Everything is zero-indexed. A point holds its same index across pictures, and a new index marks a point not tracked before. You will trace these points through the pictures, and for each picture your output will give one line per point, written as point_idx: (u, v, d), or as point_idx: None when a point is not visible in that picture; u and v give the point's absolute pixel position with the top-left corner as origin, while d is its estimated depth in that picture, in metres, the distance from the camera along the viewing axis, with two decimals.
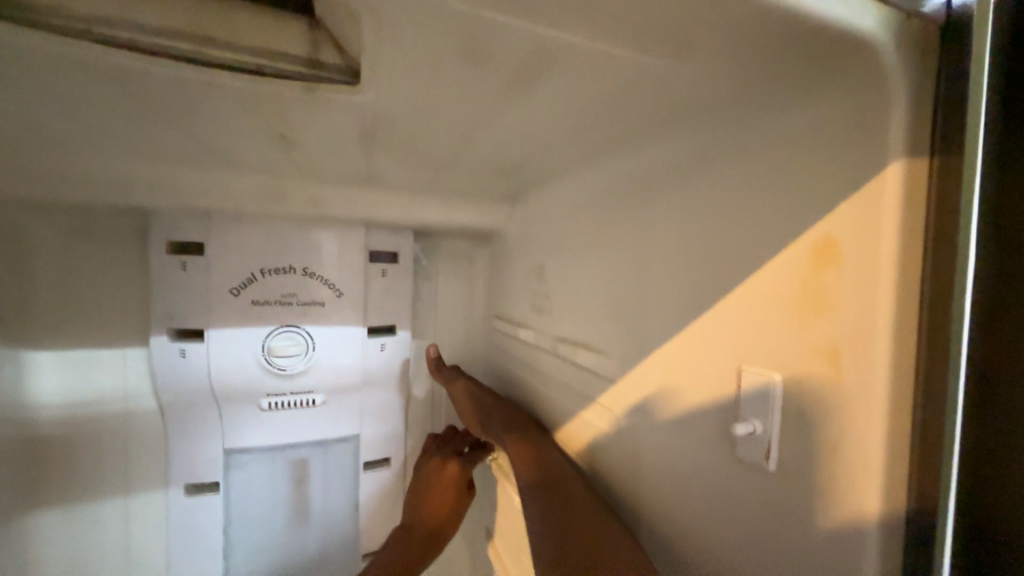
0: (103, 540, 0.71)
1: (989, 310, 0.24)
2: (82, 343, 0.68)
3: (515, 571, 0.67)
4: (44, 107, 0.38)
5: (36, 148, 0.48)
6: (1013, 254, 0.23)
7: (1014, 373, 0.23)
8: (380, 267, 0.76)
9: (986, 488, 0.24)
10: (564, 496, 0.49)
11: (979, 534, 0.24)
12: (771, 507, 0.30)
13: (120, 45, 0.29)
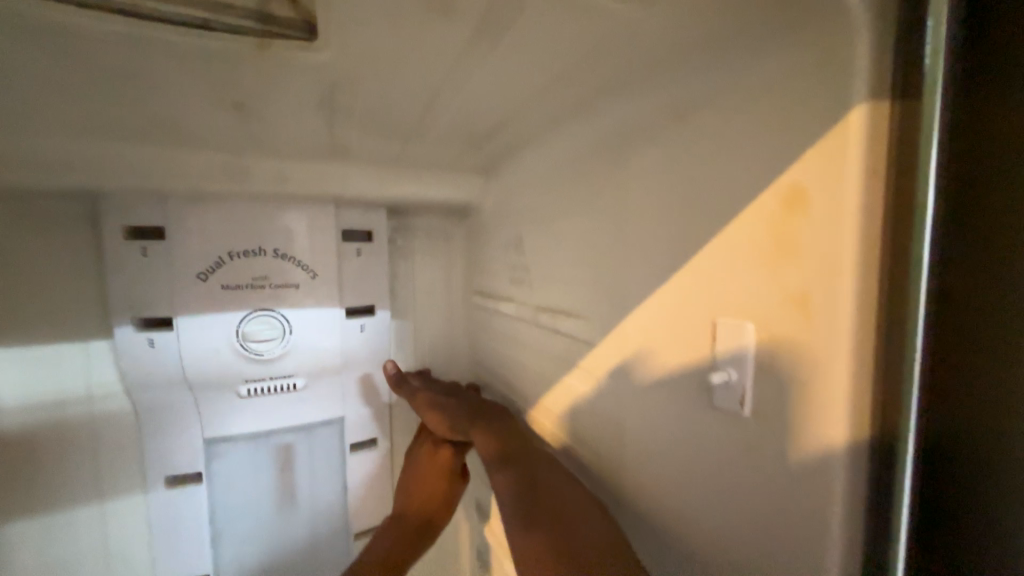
0: (83, 539, 0.69)
1: (953, 244, 0.24)
2: (39, 339, 0.64)
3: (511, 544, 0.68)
4: None
5: None
6: (971, 189, 0.24)
7: (972, 302, 0.24)
8: (354, 246, 0.74)
9: (952, 412, 0.25)
10: (536, 471, 0.50)
11: (948, 457, 0.25)
12: (747, 448, 0.32)
13: None
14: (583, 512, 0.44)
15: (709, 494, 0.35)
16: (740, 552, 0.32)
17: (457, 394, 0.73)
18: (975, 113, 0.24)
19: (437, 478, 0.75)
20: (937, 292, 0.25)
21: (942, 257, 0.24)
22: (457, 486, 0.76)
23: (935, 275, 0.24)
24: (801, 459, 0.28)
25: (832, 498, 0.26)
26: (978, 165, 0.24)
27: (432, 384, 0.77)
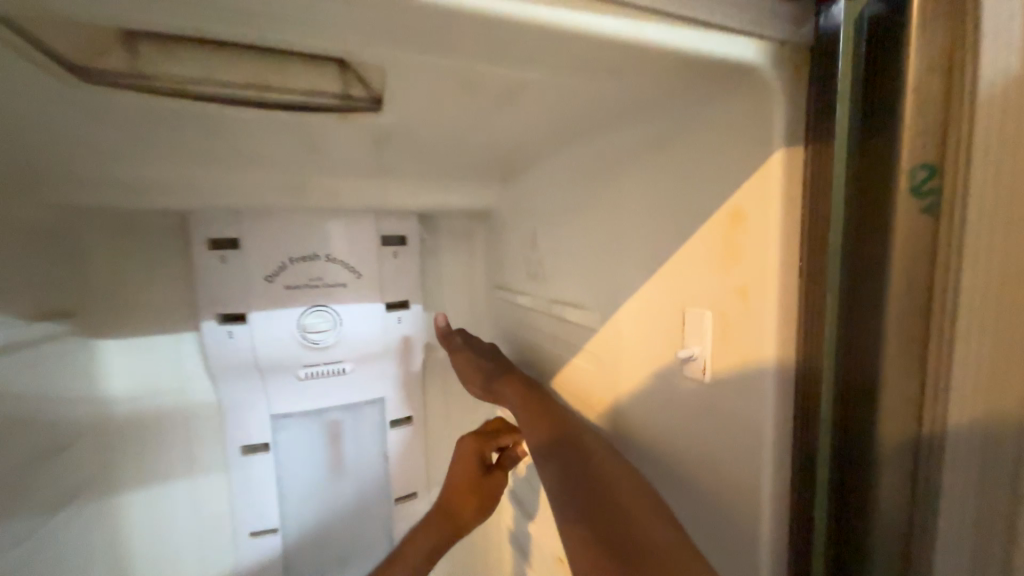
0: (177, 495, 0.84)
1: (851, 251, 0.31)
2: (137, 331, 0.78)
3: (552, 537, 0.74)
4: (114, 135, 0.46)
5: (97, 164, 0.57)
6: (862, 207, 0.31)
7: (862, 297, 0.31)
8: (391, 249, 0.84)
9: (844, 379, 0.32)
10: (594, 465, 0.48)
11: (842, 416, 0.33)
12: (708, 407, 0.41)
13: (210, 97, 0.37)
14: (635, 506, 0.43)
15: (683, 451, 0.44)
16: (705, 488, 0.42)
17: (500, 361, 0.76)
18: (867, 145, 0.30)
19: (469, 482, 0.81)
20: (842, 287, 0.32)
21: (845, 260, 0.32)
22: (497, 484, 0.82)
23: (841, 273, 0.32)
24: (740, 417, 0.38)
25: (764, 442, 0.36)
26: (867, 188, 0.30)
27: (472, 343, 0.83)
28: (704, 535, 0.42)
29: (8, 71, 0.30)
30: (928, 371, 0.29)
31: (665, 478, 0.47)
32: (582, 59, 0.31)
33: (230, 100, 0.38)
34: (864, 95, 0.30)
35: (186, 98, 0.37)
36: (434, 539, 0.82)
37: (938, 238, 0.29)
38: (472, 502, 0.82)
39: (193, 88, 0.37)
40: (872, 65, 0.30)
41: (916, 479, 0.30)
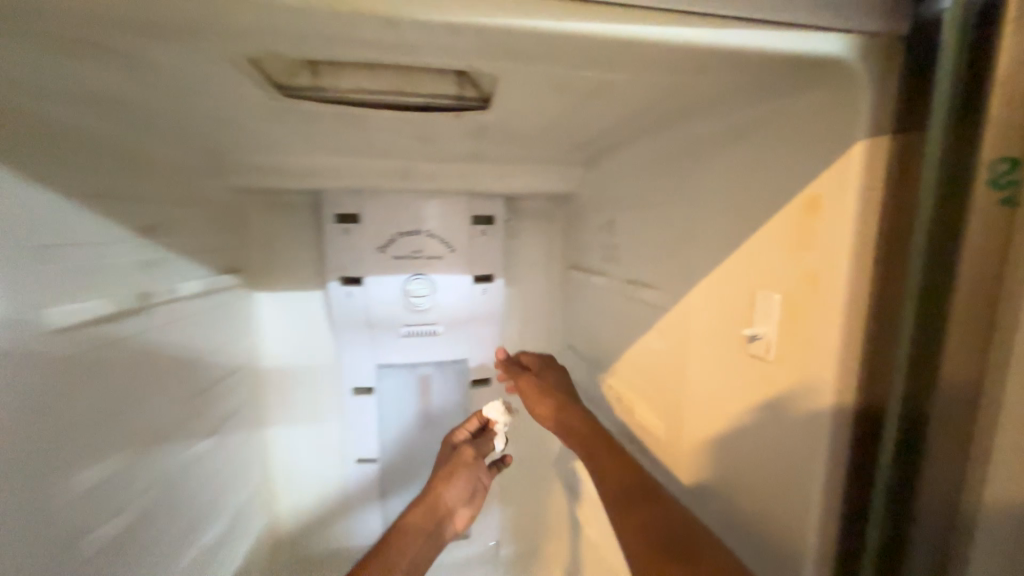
0: (303, 421, 1.03)
1: (939, 244, 0.32)
2: (278, 288, 0.95)
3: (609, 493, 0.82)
4: (282, 127, 0.59)
5: (261, 149, 0.71)
6: (948, 202, 0.32)
7: (940, 291, 0.32)
8: (480, 227, 0.92)
9: (922, 371, 0.33)
10: (667, 515, 0.49)
11: (914, 407, 0.33)
12: (771, 383, 0.44)
13: (362, 102, 0.47)
14: (718, 561, 0.44)
15: (745, 424, 0.48)
16: (766, 458, 0.45)
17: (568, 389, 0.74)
18: (964, 140, 0.31)
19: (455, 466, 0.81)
20: (926, 280, 0.33)
21: (932, 253, 0.32)
22: (474, 458, 0.81)
23: (926, 265, 0.33)
24: (802, 393, 0.40)
25: (825, 416, 0.38)
26: (955, 184, 0.31)
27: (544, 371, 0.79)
28: (760, 500, 0.46)
29: (236, 88, 0.42)
30: (987, 372, 0.30)
31: (726, 448, 0.51)
32: (676, 57, 0.34)
33: (375, 103, 0.48)
34: (965, 88, 0.31)
35: (344, 103, 0.47)
36: (425, 524, 0.73)
37: (1005, 263, 0.30)
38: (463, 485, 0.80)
39: (353, 95, 0.47)
40: (972, 60, 0.30)
41: (964, 487, 0.31)
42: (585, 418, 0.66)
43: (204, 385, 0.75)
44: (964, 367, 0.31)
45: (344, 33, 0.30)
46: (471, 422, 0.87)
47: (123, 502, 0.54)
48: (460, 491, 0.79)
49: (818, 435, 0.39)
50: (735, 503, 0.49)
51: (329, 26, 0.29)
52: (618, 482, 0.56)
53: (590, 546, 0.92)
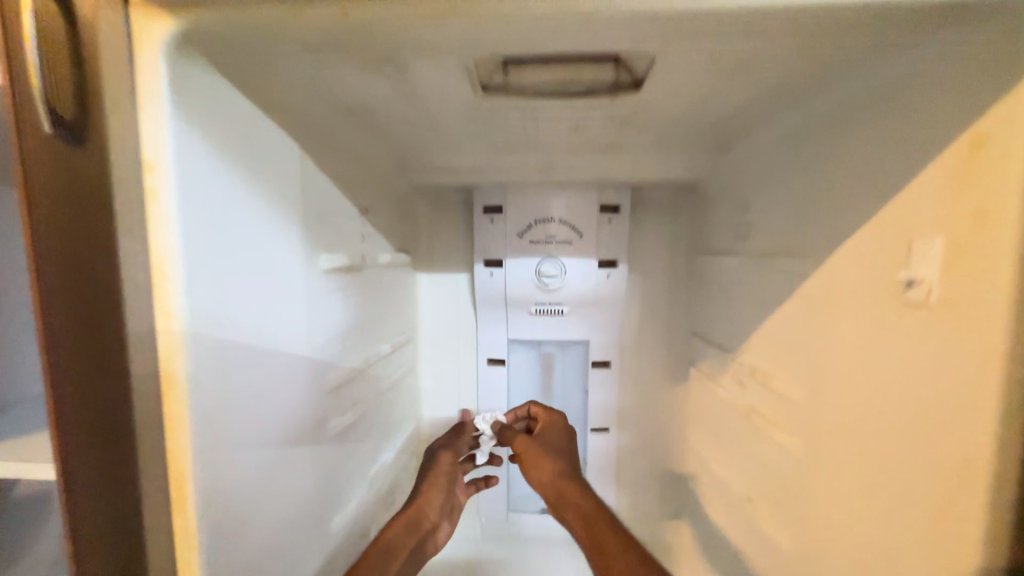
0: (443, 391, 1.17)
1: None
2: (432, 270, 1.14)
3: (736, 475, 0.81)
4: (462, 127, 0.74)
5: (436, 151, 0.89)
6: None
7: None
8: (607, 216, 1.00)
9: None
10: None
11: None
12: (932, 328, 0.43)
13: (536, 93, 0.59)
14: None
15: (898, 380, 0.47)
16: (924, 407, 0.44)
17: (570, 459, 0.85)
18: None
19: (436, 484, 0.86)
20: None
21: None
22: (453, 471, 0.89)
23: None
24: (964, 354, 0.40)
25: (995, 348, 0.38)
26: None
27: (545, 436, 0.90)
28: (919, 464, 0.45)
29: (451, 90, 0.56)
30: None
31: (881, 413, 0.50)
32: (827, 20, 0.39)
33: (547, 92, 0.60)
34: None
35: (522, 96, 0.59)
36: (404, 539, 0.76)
37: None
38: (440, 508, 0.86)
39: (529, 88, 0.59)
40: None
41: None
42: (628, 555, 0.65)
43: (387, 345, 0.93)
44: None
45: (553, 33, 0.41)
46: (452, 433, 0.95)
47: (348, 403, 0.76)
48: (438, 506, 0.85)
49: (992, 374, 0.38)
50: (896, 461, 0.48)
51: (542, 30, 0.41)
52: None
53: (713, 532, 0.90)
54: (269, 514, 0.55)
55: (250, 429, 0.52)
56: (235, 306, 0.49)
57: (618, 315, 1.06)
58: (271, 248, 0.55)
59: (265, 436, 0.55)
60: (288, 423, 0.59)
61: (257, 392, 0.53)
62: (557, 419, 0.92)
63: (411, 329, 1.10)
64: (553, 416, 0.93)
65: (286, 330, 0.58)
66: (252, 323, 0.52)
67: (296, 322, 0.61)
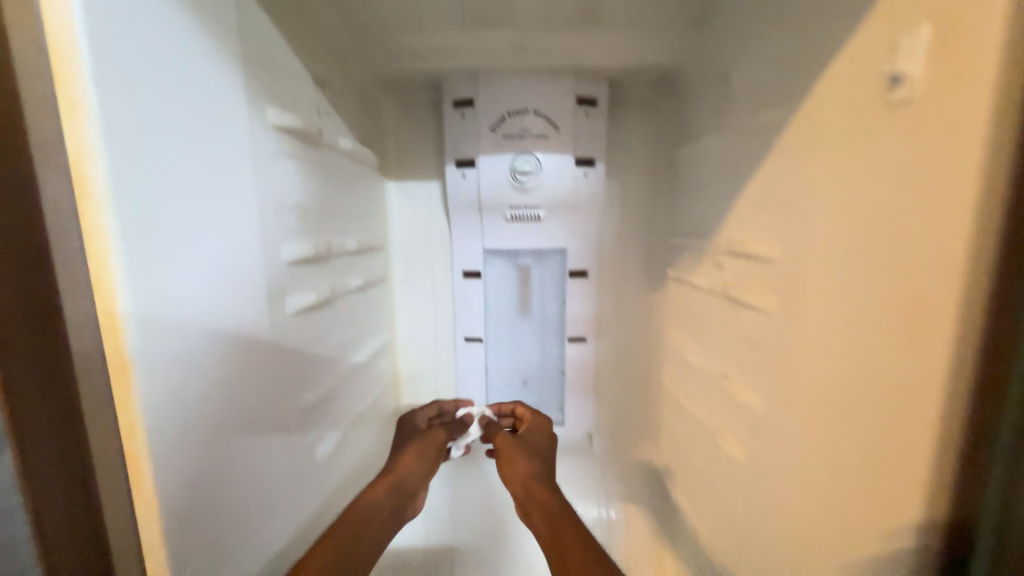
0: (419, 306, 1.13)
1: None
2: (401, 178, 1.08)
3: (711, 354, 0.82)
4: None
5: (397, 26, 0.83)
6: None
7: None
8: (584, 108, 0.96)
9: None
10: None
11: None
12: (913, 126, 0.41)
13: None
14: None
15: (874, 197, 0.45)
16: (902, 213, 0.42)
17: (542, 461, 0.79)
18: None
19: (422, 450, 0.83)
20: None
21: None
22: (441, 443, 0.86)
23: None
24: (950, 141, 0.38)
25: (976, 122, 0.36)
26: None
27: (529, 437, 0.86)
28: (888, 278, 0.44)
29: None
30: None
31: (854, 237, 0.48)
32: None
33: None
34: None
35: None
36: (383, 501, 0.72)
37: None
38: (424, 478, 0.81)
39: None
40: None
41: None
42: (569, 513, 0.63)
43: (354, 246, 0.88)
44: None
45: None
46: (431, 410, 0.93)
47: (313, 285, 0.72)
48: (422, 469, 0.81)
49: (969, 152, 0.36)
50: (868, 281, 0.46)
51: None
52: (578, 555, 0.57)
53: (691, 423, 0.91)
54: (219, 373, 0.51)
55: (194, 277, 0.47)
56: (166, 131, 0.43)
57: (596, 222, 1.03)
58: (204, 83, 0.48)
59: (215, 288, 0.50)
60: (240, 281, 0.55)
61: (199, 239, 0.48)
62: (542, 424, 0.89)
63: (383, 243, 1.05)
64: (536, 419, 0.90)
65: (232, 181, 0.53)
66: (187, 162, 0.46)
67: (245, 178, 0.56)
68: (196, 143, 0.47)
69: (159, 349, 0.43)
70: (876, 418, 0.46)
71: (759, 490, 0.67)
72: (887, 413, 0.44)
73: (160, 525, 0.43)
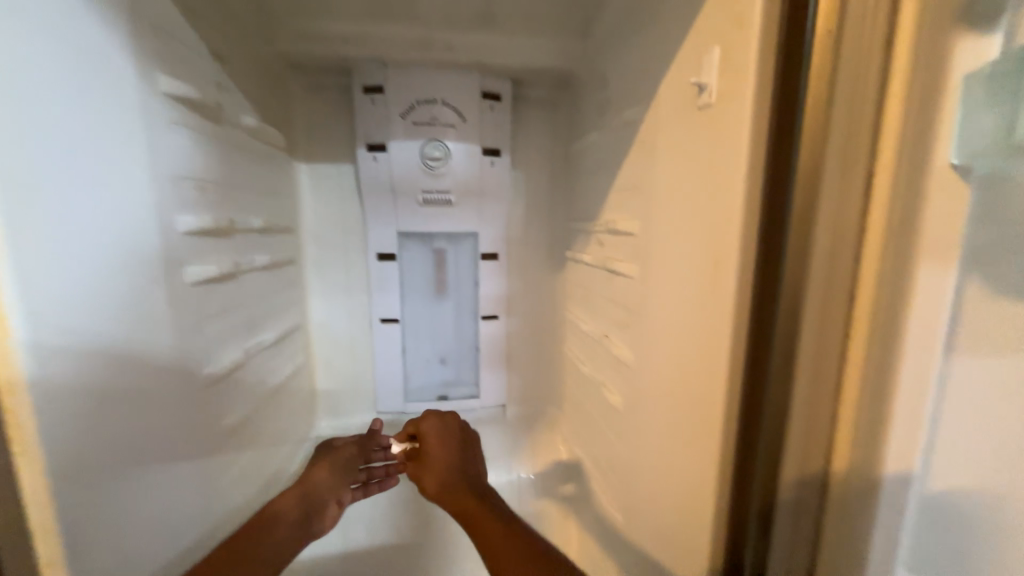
0: (333, 288, 1.14)
1: None
2: (311, 162, 1.09)
3: (597, 321, 0.95)
4: None
5: None
6: None
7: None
8: (490, 103, 1.05)
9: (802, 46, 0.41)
10: (500, 551, 0.57)
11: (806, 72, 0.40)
12: (710, 124, 0.54)
13: None
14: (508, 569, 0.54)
15: (691, 179, 0.59)
16: (704, 190, 0.56)
17: (455, 463, 0.77)
18: None
19: (332, 462, 0.86)
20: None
21: None
22: (354, 454, 0.91)
23: None
24: (727, 134, 0.51)
25: (739, 121, 0.49)
26: None
27: (433, 445, 0.82)
28: (696, 243, 0.57)
29: None
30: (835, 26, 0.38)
31: (680, 212, 0.61)
32: None
33: None
34: None
35: None
36: (294, 513, 0.74)
37: None
38: (336, 492, 0.84)
39: None
40: None
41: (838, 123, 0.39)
42: (477, 491, 0.70)
43: (261, 224, 0.88)
44: (827, 75, 0.39)
45: None
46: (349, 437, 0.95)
47: (215, 259, 0.73)
48: (333, 475, 0.85)
49: (737, 143, 0.49)
50: (687, 244, 0.59)
51: None
52: (486, 529, 0.62)
53: (586, 383, 1.04)
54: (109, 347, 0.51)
55: (79, 242, 0.47)
56: (45, 104, 0.43)
57: (503, 208, 1.12)
58: (85, 53, 0.48)
59: (99, 261, 0.50)
60: (128, 255, 0.54)
61: (84, 206, 0.48)
62: (444, 430, 0.84)
63: (293, 224, 1.05)
64: (431, 425, 0.85)
65: (116, 155, 0.53)
66: (64, 131, 0.45)
67: (133, 153, 0.55)
68: (83, 112, 0.48)
69: (43, 306, 0.43)
70: (693, 349, 0.58)
71: (630, 427, 0.80)
72: (695, 347, 0.58)
73: (48, 484, 0.43)
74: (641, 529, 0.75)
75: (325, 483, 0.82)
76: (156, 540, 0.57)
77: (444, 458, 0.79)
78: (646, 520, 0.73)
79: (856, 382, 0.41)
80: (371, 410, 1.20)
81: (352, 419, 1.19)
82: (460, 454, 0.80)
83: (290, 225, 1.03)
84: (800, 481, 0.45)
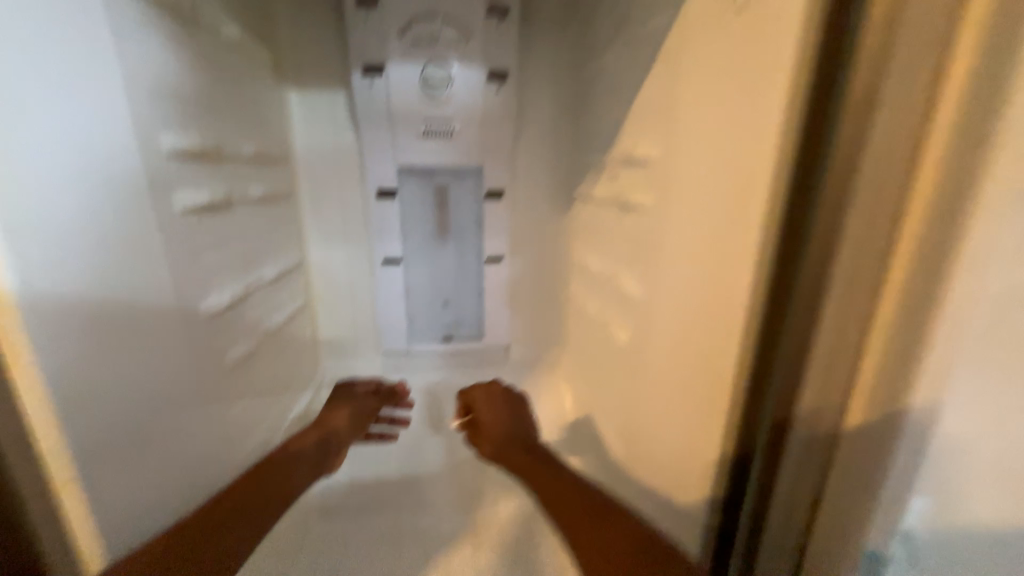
0: (331, 226, 1.10)
1: None
2: (301, 87, 1.00)
3: (604, 258, 0.93)
4: None
5: None
6: None
7: None
8: (495, 19, 0.94)
9: None
10: (575, 497, 0.63)
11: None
12: (750, 27, 0.48)
13: None
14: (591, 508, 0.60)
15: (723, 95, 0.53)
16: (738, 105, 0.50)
17: (509, 425, 0.89)
18: None
19: (349, 405, 0.93)
20: None
21: None
22: (369, 398, 0.98)
23: None
24: (769, 36, 0.45)
25: (785, 18, 0.43)
26: None
27: (491, 411, 0.94)
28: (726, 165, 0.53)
29: None
30: None
31: (707, 133, 0.56)
32: None
33: None
34: None
35: None
36: (312, 447, 0.78)
37: None
38: (348, 431, 0.88)
39: None
40: None
41: None
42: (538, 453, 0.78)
43: (250, 153, 0.82)
44: None
45: None
46: (366, 384, 1.01)
47: (206, 186, 0.68)
48: (347, 416, 0.91)
49: (781, 45, 0.44)
50: (712, 168, 0.55)
51: None
52: (554, 482, 0.68)
53: (591, 324, 1.03)
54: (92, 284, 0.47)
55: (55, 155, 0.43)
56: None
57: (509, 142, 1.05)
58: None
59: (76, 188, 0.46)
60: (103, 183, 0.49)
61: (59, 115, 0.44)
62: (498, 397, 0.96)
63: (285, 157, 0.99)
64: (490, 391, 0.97)
65: (72, 60, 0.45)
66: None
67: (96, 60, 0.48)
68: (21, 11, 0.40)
69: (19, 225, 0.40)
70: (711, 278, 0.56)
71: (637, 365, 0.79)
72: (714, 277, 0.56)
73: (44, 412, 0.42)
74: (646, 464, 0.76)
75: (340, 424, 0.87)
76: (166, 475, 0.57)
77: (500, 421, 0.91)
78: (651, 452, 0.74)
79: (892, 310, 0.37)
80: (375, 351, 1.20)
81: (356, 360, 1.19)
82: (515, 420, 0.90)
83: (281, 157, 0.97)
84: (815, 409, 0.41)
